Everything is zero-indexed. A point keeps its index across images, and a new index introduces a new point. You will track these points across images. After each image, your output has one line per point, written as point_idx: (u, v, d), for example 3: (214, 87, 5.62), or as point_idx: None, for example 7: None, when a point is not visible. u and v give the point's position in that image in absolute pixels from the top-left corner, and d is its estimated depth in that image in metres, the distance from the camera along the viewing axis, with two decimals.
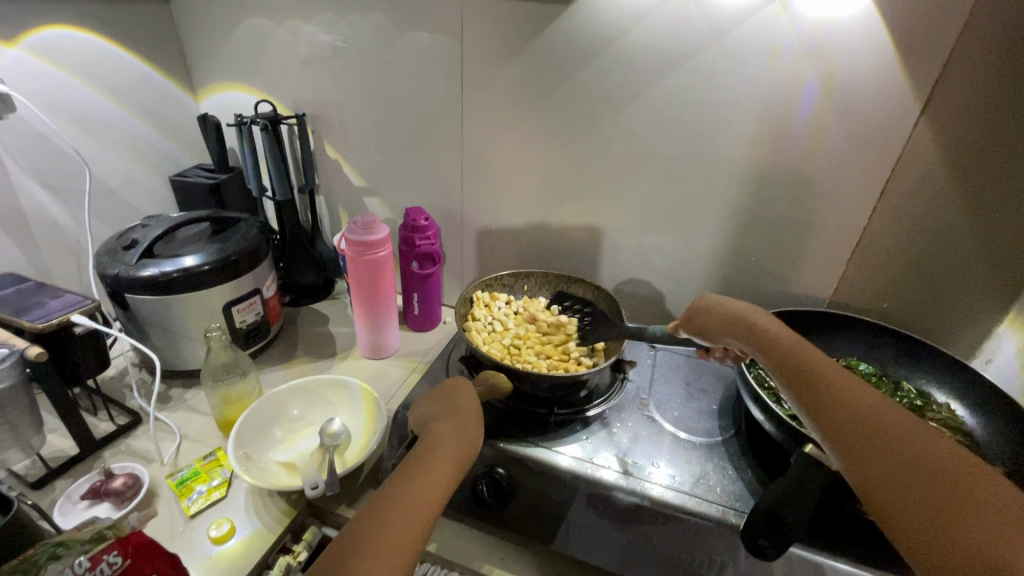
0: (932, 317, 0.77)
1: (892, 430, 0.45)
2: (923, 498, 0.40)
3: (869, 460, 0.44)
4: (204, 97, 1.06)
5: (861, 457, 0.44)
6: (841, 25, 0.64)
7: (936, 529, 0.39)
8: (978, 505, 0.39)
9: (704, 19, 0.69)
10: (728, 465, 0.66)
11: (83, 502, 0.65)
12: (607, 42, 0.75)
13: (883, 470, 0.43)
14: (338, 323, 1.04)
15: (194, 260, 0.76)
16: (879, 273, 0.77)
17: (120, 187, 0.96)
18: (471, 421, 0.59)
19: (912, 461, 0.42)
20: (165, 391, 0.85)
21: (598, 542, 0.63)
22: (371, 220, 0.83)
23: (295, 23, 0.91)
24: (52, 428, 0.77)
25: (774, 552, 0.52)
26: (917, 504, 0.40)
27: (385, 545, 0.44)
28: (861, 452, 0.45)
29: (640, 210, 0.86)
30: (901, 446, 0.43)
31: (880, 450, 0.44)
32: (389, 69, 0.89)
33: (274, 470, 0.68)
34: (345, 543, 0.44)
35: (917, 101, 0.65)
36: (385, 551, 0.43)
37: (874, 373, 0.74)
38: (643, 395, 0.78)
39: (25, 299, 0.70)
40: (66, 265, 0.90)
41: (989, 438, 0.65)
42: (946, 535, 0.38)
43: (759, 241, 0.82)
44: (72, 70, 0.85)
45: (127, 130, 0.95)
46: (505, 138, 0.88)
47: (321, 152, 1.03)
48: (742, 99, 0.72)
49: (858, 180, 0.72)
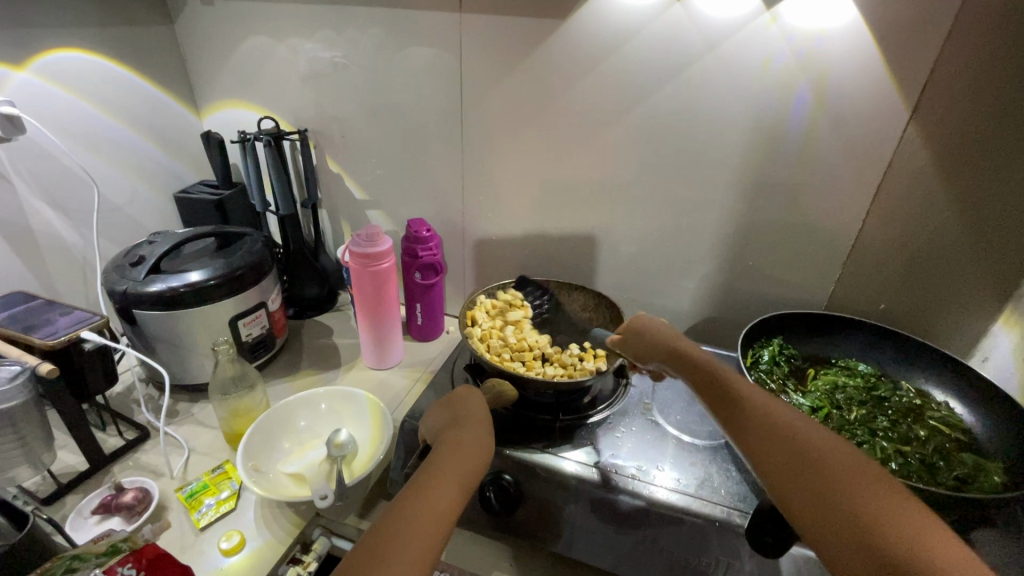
0: (930, 317, 0.78)
1: (796, 432, 0.49)
2: (818, 485, 0.44)
3: (775, 459, 0.48)
4: (208, 115, 1.08)
5: (766, 454, 0.49)
6: (829, 35, 0.66)
7: (825, 510, 0.43)
8: (859, 490, 0.43)
9: (696, 30, 0.71)
10: (732, 467, 0.67)
11: (94, 517, 0.66)
12: (603, 54, 0.77)
13: (785, 466, 0.47)
14: (342, 335, 1.05)
15: (200, 275, 0.77)
16: (875, 274, 0.78)
17: (126, 205, 0.98)
18: (484, 429, 0.60)
19: (812, 458, 0.46)
20: (172, 406, 0.86)
21: (604, 546, 0.63)
22: (374, 232, 0.85)
23: (295, 40, 0.94)
24: (61, 444, 0.77)
25: (777, 550, 0.54)
26: (815, 492, 0.44)
27: (406, 549, 0.45)
28: (765, 452, 0.49)
29: (638, 218, 0.88)
30: (803, 444, 0.48)
31: (785, 450, 0.48)
32: (389, 84, 0.91)
33: (282, 482, 0.69)
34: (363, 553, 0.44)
35: (906, 106, 0.67)
36: (406, 556, 0.44)
37: (873, 373, 0.75)
38: (647, 399, 0.79)
39: (34, 317, 0.71)
40: (73, 282, 0.91)
41: (988, 434, 0.66)
42: (832, 516, 0.42)
43: (756, 246, 0.83)
44: (80, 91, 0.87)
45: (132, 149, 0.97)
46: (504, 149, 0.90)
47: (322, 166, 1.05)
48: (735, 108, 0.74)
49: (850, 184, 0.74)
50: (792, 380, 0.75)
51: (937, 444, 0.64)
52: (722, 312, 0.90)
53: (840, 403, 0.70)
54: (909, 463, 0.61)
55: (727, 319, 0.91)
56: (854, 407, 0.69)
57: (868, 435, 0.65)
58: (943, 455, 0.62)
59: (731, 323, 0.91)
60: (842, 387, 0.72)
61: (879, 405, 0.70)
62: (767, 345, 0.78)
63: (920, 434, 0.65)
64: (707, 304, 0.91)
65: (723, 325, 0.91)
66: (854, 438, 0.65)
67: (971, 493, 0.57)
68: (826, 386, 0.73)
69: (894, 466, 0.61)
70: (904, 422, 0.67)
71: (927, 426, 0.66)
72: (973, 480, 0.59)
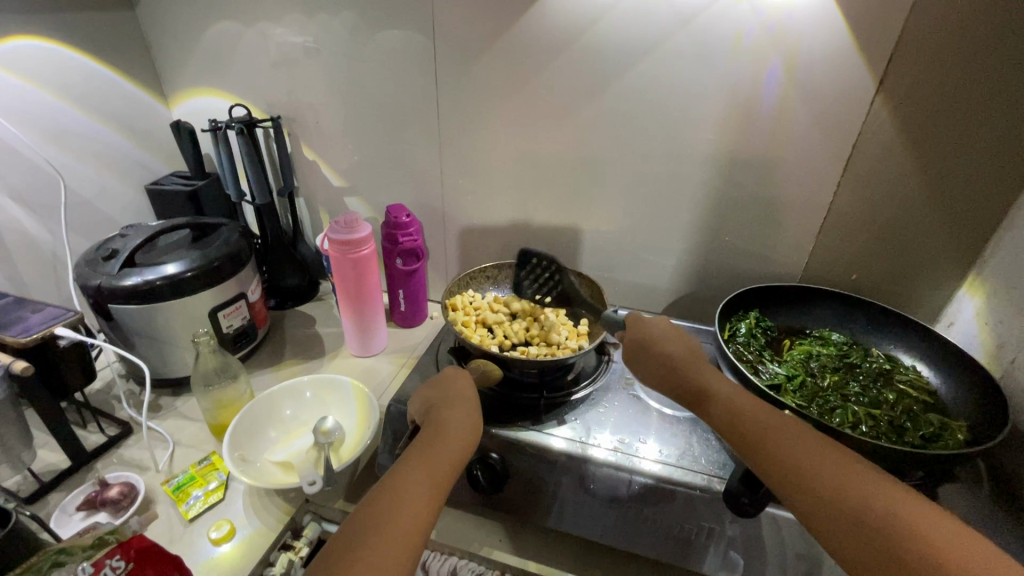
0: (898, 286, 0.81)
1: (811, 448, 0.49)
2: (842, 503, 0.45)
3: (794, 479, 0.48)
4: (176, 104, 1.05)
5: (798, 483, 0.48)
6: (798, 10, 0.67)
7: (854, 530, 0.43)
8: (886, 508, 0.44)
9: (668, 8, 0.71)
10: (712, 436, 0.69)
11: (79, 513, 0.65)
12: (577, 32, 0.77)
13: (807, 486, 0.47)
14: (325, 324, 1.05)
15: (176, 267, 0.76)
16: (846, 247, 0.81)
17: (95, 198, 0.95)
18: (471, 408, 0.61)
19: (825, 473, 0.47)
20: (155, 401, 0.85)
21: (591, 517, 0.65)
22: (353, 219, 0.84)
23: (263, 24, 0.91)
24: (40, 443, 0.76)
25: (755, 508, 0.56)
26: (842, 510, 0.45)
27: (394, 527, 0.45)
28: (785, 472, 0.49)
29: (617, 197, 0.88)
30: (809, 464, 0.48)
31: (807, 468, 0.48)
32: (361, 68, 0.90)
33: (270, 470, 0.69)
34: (347, 538, 0.45)
35: (873, 80, 0.68)
36: (395, 534, 0.45)
37: (846, 341, 0.77)
38: (629, 374, 0.81)
39: (5, 315, 0.69)
40: (42, 278, 0.89)
41: (952, 394, 0.70)
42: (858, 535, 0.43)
43: (731, 222, 0.84)
44: (40, 81, 0.84)
45: (98, 140, 0.94)
46: (482, 132, 0.89)
47: (298, 154, 1.03)
48: (707, 85, 0.75)
49: (821, 159, 0.75)
50: (769, 350, 0.77)
51: (905, 406, 0.67)
52: (700, 287, 0.92)
53: (815, 370, 0.72)
54: (878, 425, 0.64)
55: (705, 295, 0.93)
56: (827, 375, 0.72)
57: (841, 401, 0.67)
58: (911, 416, 0.65)
59: (710, 298, 0.93)
60: (817, 355, 0.74)
61: (851, 371, 0.72)
62: (744, 318, 0.80)
63: (889, 397, 0.68)
64: (685, 280, 0.92)
65: (702, 300, 0.93)
66: (827, 403, 0.67)
67: (936, 450, 0.60)
68: (801, 355, 0.75)
69: (864, 428, 0.63)
70: (874, 386, 0.69)
71: (896, 390, 0.69)
72: (938, 438, 0.62)
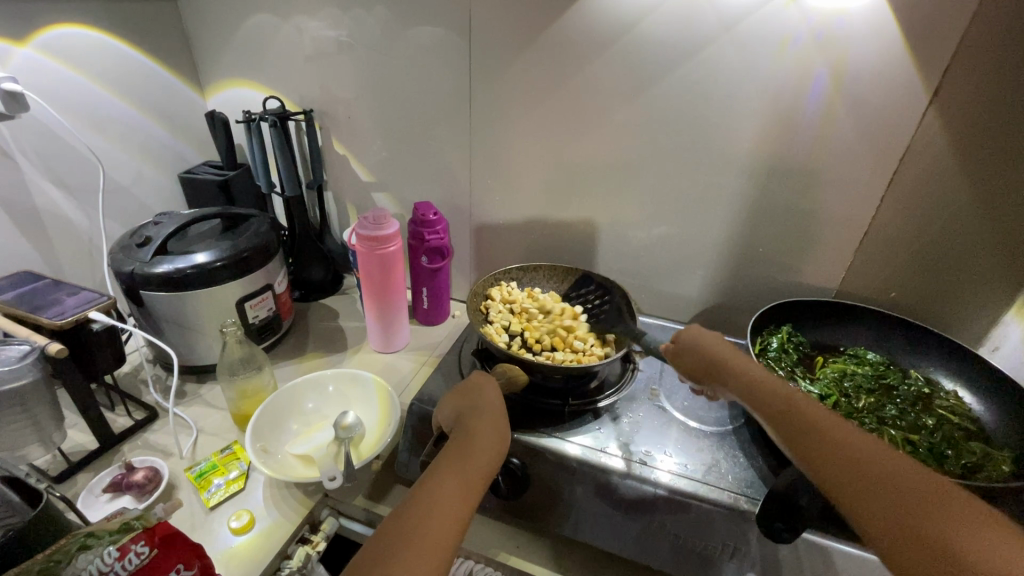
0: (940, 306, 0.77)
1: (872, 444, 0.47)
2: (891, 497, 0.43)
3: (845, 467, 0.46)
4: (212, 94, 1.07)
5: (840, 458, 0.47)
6: (850, 17, 0.65)
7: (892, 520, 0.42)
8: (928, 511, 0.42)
9: (712, 11, 0.69)
10: (739, 453, 0.67)
11: (105, 495, 0.66)
12: (615, 35, 0.75)
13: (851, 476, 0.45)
14: (348, 318, 1.05)
15: (206, 257, 0.77)
16: (888, 263, 0.78)
17: (130, 185, 0.97)
18: (498, 419, 0.61)
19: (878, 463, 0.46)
20: (181, 386, 0.87)
21: (609, 528, 0.64)
22: (381, 215, 0.84)
23: (299, 18, 0.92)
24: (71, 424, 0.78)
25: (791, 534, 0.53)
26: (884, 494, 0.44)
27: (423, 537, 0.45)
28: (822, 465, 0.48)
29: (648, 203, 0.87)
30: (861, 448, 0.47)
31: (861, 456, 0.46)
32: (395, 65, 0.90)
33: (291, 463, 0.69)
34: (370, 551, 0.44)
35: (926, 89, 0.66)
36: (427, 544, 0.45)
37: (882, 361, 0.74)
38: (654, 385, 0.80)
39: (42, 296, 0.71)
40: (78, 262, 0.91)
41: (995, 422, 0.66)
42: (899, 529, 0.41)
43: (766, 233, 0.82)
44: (82, 68, 0.85)
45: (136, 128, 0.95)
46: (514, 132, 0.88)
47: (328, 148, 1.04)
48: (749, 91, 0.73)
49: (865, 171, 0.73)
50: (801, 367, 0.74)
51: (945, 433, 0.64)
52: (730, 298, 0.90)
53: (848, 391, 0.70)
54: (916, 452, 0.61)
55: (735, 306, 0.91)
56: (862, 396, 0.69)
57: (877, 424, 0.65)
58: (951, 444, 0.62)
59: (740, 310, 0.91)
60: (851, 374, 0.72)
61: (888, 394, 0.70)
62: (775, 333, 0.78)
63: (928, 423, 0.65)
64: (715, 291, 0.90)
65: (731, 312, 0.91)
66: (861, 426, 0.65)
67: (978, 481, 0.57)
68: (835, 373, 0.72)
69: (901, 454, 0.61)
70: (912, 411, 0.67)
71: (935, 415, 0.66)
72: (981, 469, 0.59)
